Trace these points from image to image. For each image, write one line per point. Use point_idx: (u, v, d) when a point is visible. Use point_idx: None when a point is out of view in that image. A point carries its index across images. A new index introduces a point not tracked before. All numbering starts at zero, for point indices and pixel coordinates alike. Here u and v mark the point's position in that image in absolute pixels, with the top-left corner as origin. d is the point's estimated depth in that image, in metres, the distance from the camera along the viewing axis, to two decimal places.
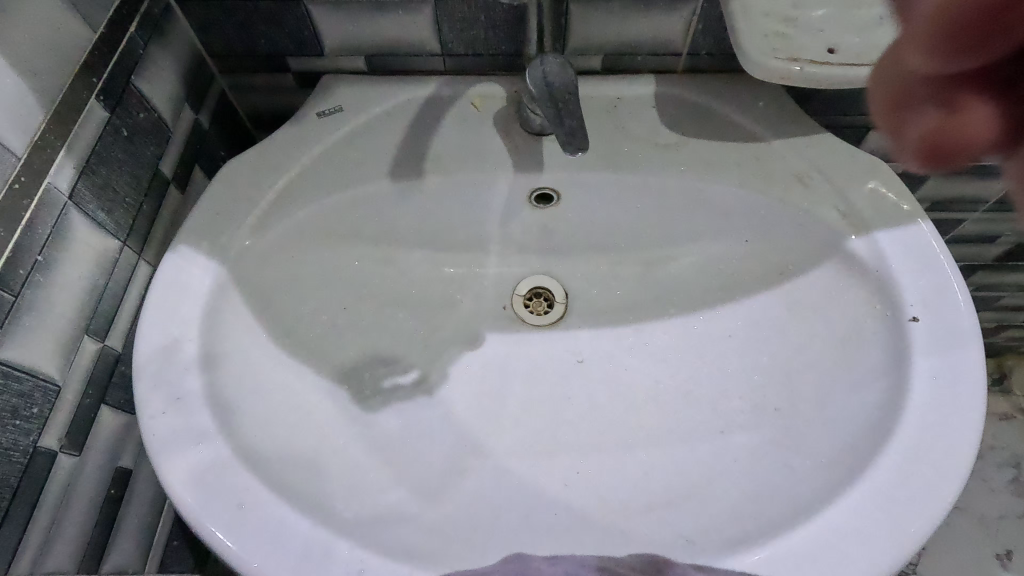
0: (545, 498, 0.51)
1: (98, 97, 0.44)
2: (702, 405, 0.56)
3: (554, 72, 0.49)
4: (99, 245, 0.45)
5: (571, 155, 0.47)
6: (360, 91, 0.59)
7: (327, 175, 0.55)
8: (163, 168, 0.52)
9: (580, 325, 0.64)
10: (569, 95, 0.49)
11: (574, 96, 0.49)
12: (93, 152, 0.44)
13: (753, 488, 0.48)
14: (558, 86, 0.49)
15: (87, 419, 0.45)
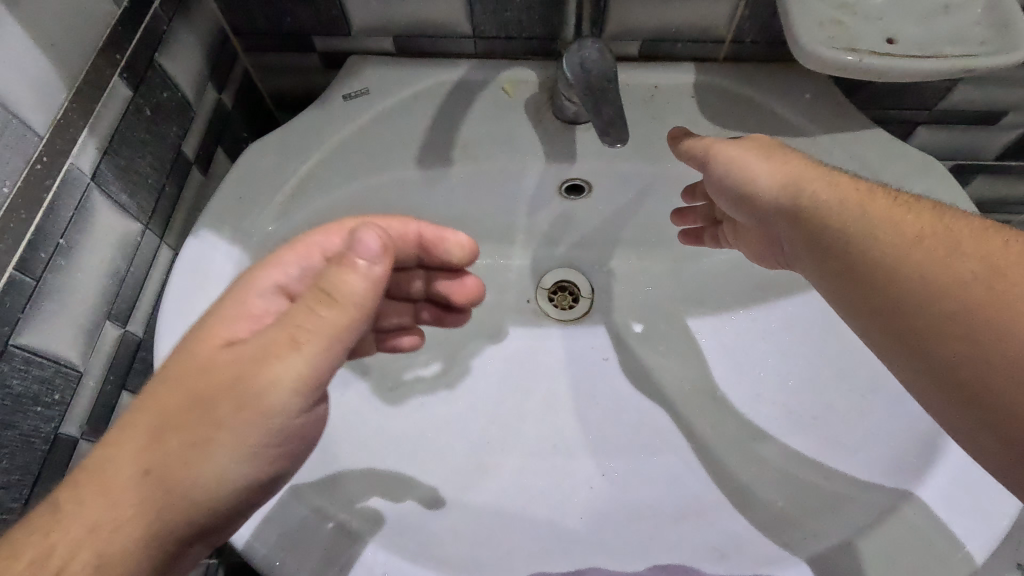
0: (570, 501, 0.50)
1: (121, 74, 0.43)
2: (732, 409, 0.54)
3: (592, 59, 0.46)
4: (122, 229, 0.44)
5: (610, 146, 0.45)
6: (387, 74, 0.57)
7: (352, 160, 0.54)
8: (185, 150, 0.51)
9: (606, 321, 0.62)
10: (609, 83, 0.46)
11: (613, 85, 0.46)
12: (116, 132, 0.42)
13: (789, 500, 0.47)
14: (596, 74, 0.46)
15: (108, 406, 0.44)
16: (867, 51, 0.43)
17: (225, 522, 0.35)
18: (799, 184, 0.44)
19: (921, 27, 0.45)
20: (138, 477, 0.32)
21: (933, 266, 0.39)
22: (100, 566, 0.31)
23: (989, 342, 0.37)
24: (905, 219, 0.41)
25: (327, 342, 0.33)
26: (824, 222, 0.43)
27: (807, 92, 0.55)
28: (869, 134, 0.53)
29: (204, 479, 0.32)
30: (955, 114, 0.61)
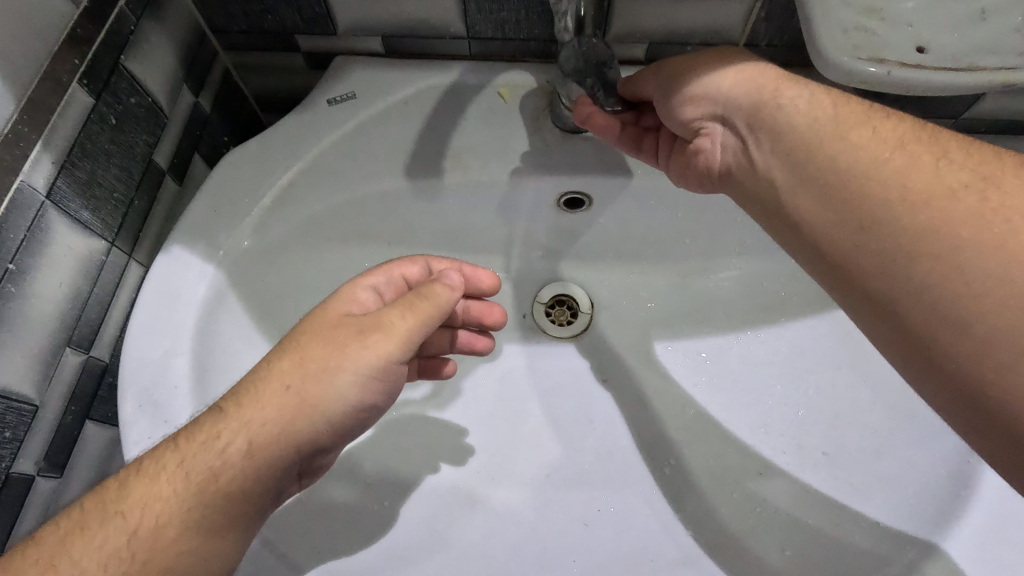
0: (562, 539, 0.47)
1: (81, 80, 0.39)
2: (738, 439, 0.51)
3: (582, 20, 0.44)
4: (83, 248, 0.41)
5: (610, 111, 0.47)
6: (376, 77, 0.53)
7: (335, 171, 0.50)
8: (157, 159, 0.47)
9: (605, 338, 0.59)
10: (608, 70, 0.45)
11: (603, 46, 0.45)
12: (76, 144, 0.39)
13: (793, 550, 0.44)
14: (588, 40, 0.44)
15: (70, 436, 0.43)
16: (895, 61, 0.39)
17: (333, 441, 0.38)
18: (770, 90, 0.41)
19: (954, 36, 0.41)
20: (282, 392, 0.35)
21: (912, 171, 0.35)
22: (250, 451, 0.34)
23: (956, 263, 0.33)
24: (884, 127, 0.38)
25: (429, 314, 0.38)
26: (786, 122, 0.40)
27: None
28: None
29: (332, 398, 0.36)
30: (983, 123, 0.57)
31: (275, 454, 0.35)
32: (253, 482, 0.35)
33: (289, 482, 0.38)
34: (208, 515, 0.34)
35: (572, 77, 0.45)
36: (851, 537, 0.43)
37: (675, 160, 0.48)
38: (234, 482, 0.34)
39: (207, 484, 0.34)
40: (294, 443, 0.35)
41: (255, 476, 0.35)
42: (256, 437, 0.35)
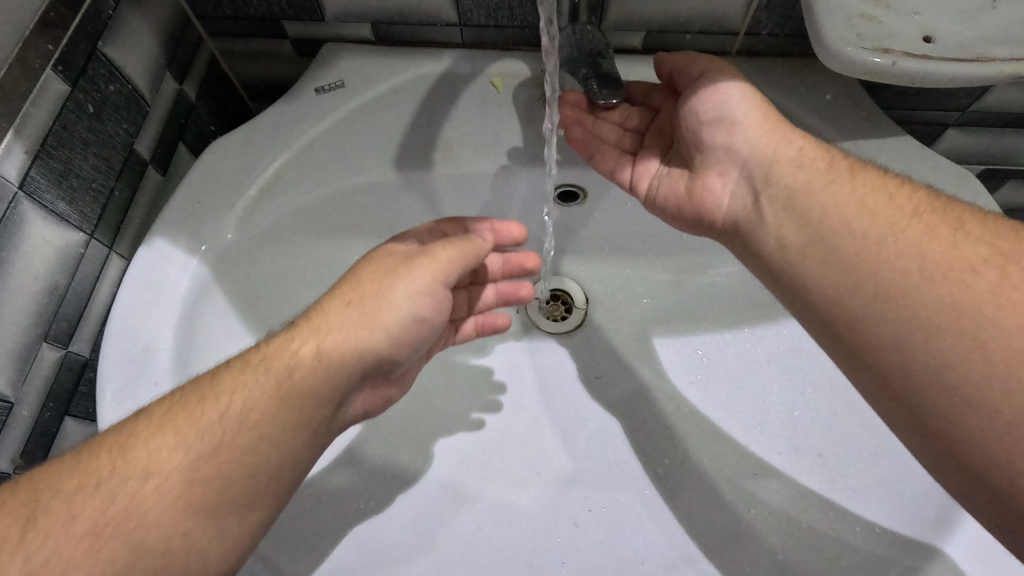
0: (553, 541, 0.46)
1: (55, 66, 0.38)
2: (733, 436, 0.50)
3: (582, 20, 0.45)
4: (60, 240, 0.40)
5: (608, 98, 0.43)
6: (365, 65, 0.52)
7: (323, 161, 0.49)
8: (139, 149, 0.46)
9: (600, 334, 0.58)
10: (603, 59, 0.44)
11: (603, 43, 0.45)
12: (51, 132, 0.38)
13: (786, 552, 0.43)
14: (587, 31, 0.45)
15: (48, 433, 0.43)
16: (899, 52, 0.37)
17: (391, 359, 0.41)
18: (790, 148, 0.42)
19: (962, 24, 0.39)
20: (353, 300, 0.39)
21: (928, 242, 0.36)
22: (316, 355, 0.37)
23: (978, 342, 0.32)
24: (902, 194, 0.39)
25: (473, 245, 0.44)
26: (804, 182, 0.41)
27: (829, 93, 0.49)
28: (899, 141, 0.47)
29: (397, 301, 0.40)
30: (992, 116, 0.55)
31: (345, 358, 0.38)
32: (324, 385, 0.38)
33: (350, 397, 0.40)
34: (285, 410, 0.36)
35: (566, 65, 0.44)
36: (847, 541, 0.42)
37: (672, 199, 0.47)
38: (304, 381, 0.37)
39: (284, 380, 0.36)
40: (362, 353, 0.39)
41: (327, 377, 0.38)
42: (328, 338, 0.38)
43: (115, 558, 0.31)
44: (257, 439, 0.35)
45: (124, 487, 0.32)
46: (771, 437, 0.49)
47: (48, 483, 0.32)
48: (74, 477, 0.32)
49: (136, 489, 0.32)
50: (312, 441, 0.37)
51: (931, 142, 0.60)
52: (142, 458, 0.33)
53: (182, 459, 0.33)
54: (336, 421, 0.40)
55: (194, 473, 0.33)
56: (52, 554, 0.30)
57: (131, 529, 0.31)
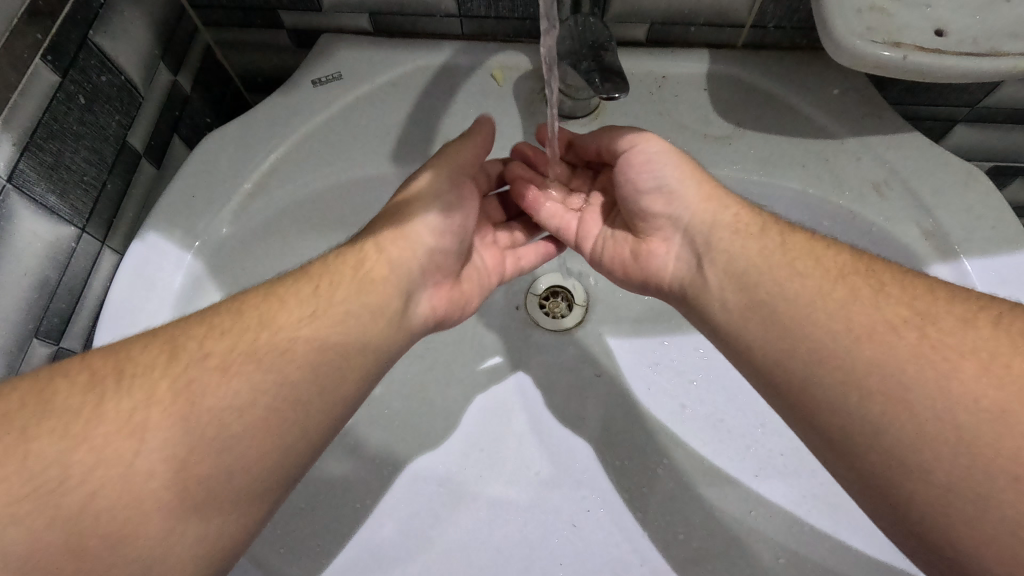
0: (549, 542, 0.48)
1: (45, 57, 0.37)
2: (736, 438, 0.51)
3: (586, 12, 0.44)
4: (51, 235, 0.39)
5: (610, 94, 0.40)
6: (364, 56, 0.51)
7: (319, 154, 0.48)
8: (132, 141, 0.45)
9: (600, 331, 0.57)
10: (606, 52, 0.42)
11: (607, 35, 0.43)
12: (41, 124, 0.37)
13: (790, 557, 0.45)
14: (590, 23, 0.43)
15: None
16: (910, 45, 0.36)
17: (443, 259, 0.47)
18: (728, 215, 0.43)
19: (977, 16, 0.38)
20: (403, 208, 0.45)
21: (852, 301, 0.36)
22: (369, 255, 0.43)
23: (940, 395, 0.31)
24: (829, 256, 0.39)
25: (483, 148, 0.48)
26: (742, 253, 0.41)
27: (836, 87, 0.48)
28: (908, 137, 0.46)
29: (445, 199, 0.46)
30: (1002, 112, 0.54)
31: (405, 250, 0.44)
32: (392, 273, 0.43)
33: (419, 292, 0.45)
34: (366, 292, 0.41)
35: (567, 59, 0.43)
36: None
37: (617, 260, 0.49)
38: (369, 274, 0.41)
39: (359, 268, 0.41)
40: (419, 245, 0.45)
41: (394, 266, 0.43)
42: (383, 235, 0.44)
43: (241, 391, 0.34)
44: (344, 314, 0.39)
45: (245, 336, 0.36)
46: (772, 437, 0.51)
47: (180, 330, 0.35)
48: (201, 328, 0.36)
49: (254, 338, 0.36)
50: (392, 325, 0.41)
51: (939, 138, 0.59)
52: (259, 317, 0.37)
53: (287, 319, 0.37)
54: (409, 317, 0.43)
55: (295, 335, 0.37)
56: (192, 381, 0.33)
57: (253, 369, 0.35)
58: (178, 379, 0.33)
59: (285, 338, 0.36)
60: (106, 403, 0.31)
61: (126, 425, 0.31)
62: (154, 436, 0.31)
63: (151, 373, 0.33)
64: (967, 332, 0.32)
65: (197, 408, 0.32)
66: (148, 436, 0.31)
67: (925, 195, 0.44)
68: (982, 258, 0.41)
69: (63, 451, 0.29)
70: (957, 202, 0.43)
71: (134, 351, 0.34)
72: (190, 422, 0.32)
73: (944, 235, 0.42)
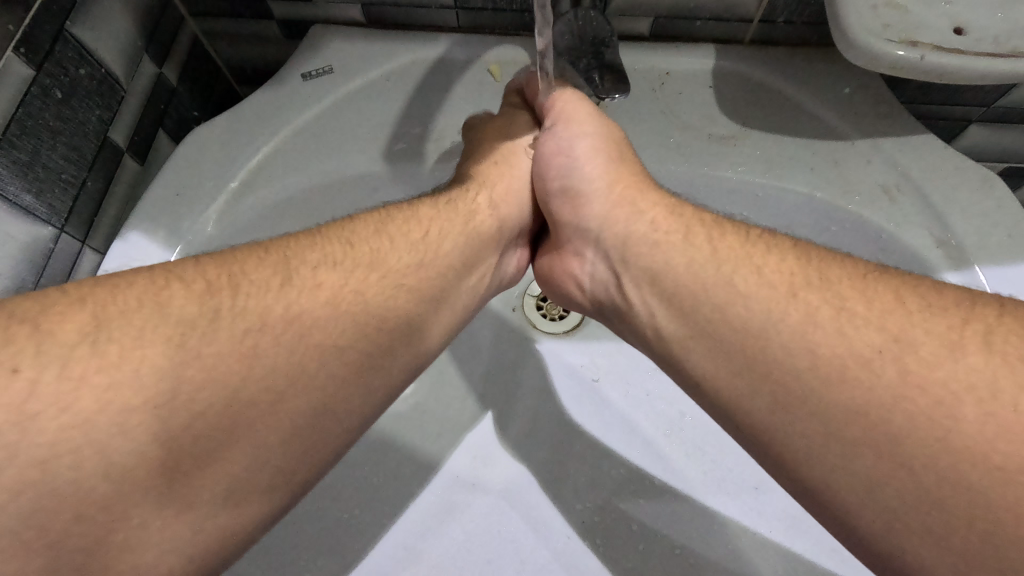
0: (539, 553, 0.49)
1: (17, 49, 0.35)
2: (734, 447, 0.50)
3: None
4: (25, 236, 0.37)
5: (622, 96, 0.40)
6: (356, 48, 0.49)
7: (308, 151, 0.47)
8: (113, 137, 0.43)
9: (599, 334, 0.56)
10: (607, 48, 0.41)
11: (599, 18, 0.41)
12: (14, 121, 0.35)
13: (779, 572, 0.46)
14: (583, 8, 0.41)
15: None
16: (927, 44, 0.34)
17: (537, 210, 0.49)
18: (640, 217, 0.40)
19: (999, 13, 0.36)
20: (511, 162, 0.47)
21: (794, 291, 0.32)
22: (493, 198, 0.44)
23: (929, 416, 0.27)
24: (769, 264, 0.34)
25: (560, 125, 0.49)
26: (680, 246, 0.38)
27: (847, 86, 0.46)
28: (922, 140, 0.44)
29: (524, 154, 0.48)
30: (1018, 113, 0.52)
31: (508, 204, 0.45)
32: (495, 228, 0.43)
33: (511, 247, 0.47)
34: (469, 242, 0.41)
35: (566, 57, 0.41)
36: None
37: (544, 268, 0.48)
38: (486, 224, 0.43)
39: (469, 219, 0.41)
40: (516, 200, 0.46)
41: (497, 220, 0.44)
42: (495, 188, 0.45)
43: (346, 329, 0.32)
44: (445, 269, 0.38)
45: (356, 272, 0.34)
46: None
47: (292, 251, 0.33)
48: (317, 254, 0.33)
49: (365, 277, 0.34)
50: (478, 278, 0.42)
51: (951, 138, 0.57)
52: (365, 254, 0.35)
53: (397, 262, 0.35)
54: (501, 270, 0.46)
55: (404, 279, 0.35)
56: (301, 311, 0.31)
57: (360, 308, 0.32)
58: (287, 312, 0.30)
59: (390, 282, 0.34)
60: (221, 320, 0.29)
61: (237, 346, 0.28)
62: (262, 361, 0.29)
63: (263, 294, 0.31)
64: (952, 362, 0.28)
65: (304, 341, 0.30)
66: (257, 361, 0.29)
67: (937, 201, 0.42)
68: (998, 268, 0.40)
69: (177, 364, 0.27)
70: (973, 208, 0.42)
71: (248, 269, 0.31)
72: (295, 353, 0.30)
73: (957, 243, 0.41)
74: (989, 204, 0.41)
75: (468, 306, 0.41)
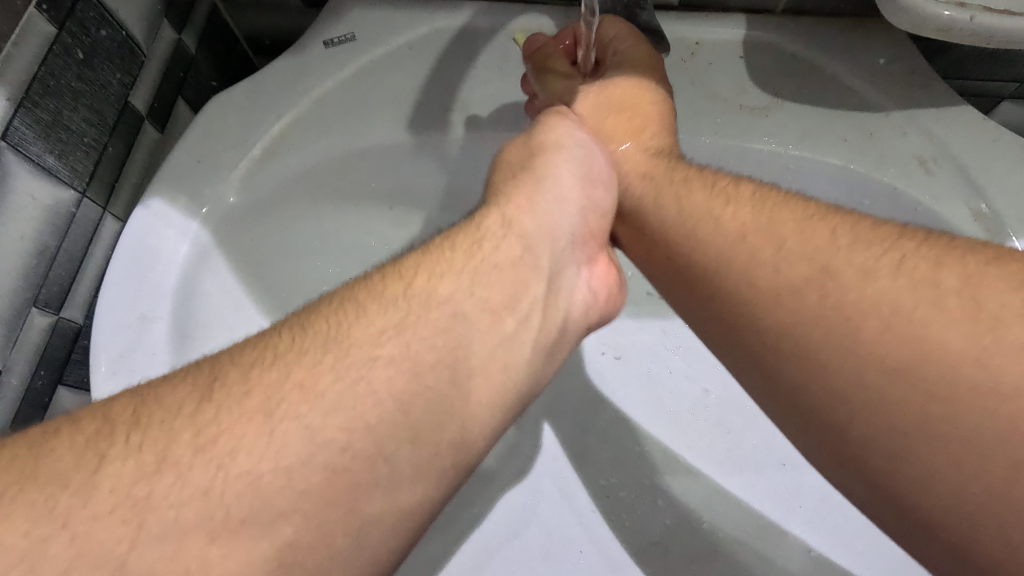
0: (566, 530, 0.49)
1: (39, 4, 0.34)
2: (760, 424, 0.50)
3: None
4: (48, 198, 0.37)
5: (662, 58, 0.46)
6: (379, 16, 0.48)
7: (331, 120, 0.46)
8: (133, 101, 0.43)
9: (621, 314, 0.54)
10: (643, 7, 0.45)
11: None
12: (36, 79, 0.35)
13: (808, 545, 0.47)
14: None
15: (40, 402, 0.40)
16: (979, 5, 0.33)
17: (588, 223, 0.39)
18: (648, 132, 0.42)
19: None
20: (532, 174, 0.38)
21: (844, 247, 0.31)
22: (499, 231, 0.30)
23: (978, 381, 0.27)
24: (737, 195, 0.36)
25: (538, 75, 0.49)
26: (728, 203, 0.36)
27: (883, 57, 0.45)
28: (959, 112, 0.43)
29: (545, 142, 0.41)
30: None
31: (541, 220, 0.35)
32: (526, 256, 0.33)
33: (564, 272, 0.36)
34: (486, 284, 0.31)
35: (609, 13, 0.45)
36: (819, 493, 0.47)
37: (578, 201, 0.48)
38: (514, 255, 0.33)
39: (489, 252, 0.32)
40: (552, 216, 0.36)
41: (523, 244, 0.34)
42: (510, 204, 0.35)
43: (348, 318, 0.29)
44: (450, 316, 0.29)
45: (303, 361, 0.26)
46: None
47: None
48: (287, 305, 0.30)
49: (316, 362, 0.26)
50: (520, 326, 0.32)
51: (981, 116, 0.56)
52: (331, 313, 0.28)
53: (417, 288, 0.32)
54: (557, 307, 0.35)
55: None
56: (224, 434, 0.23)
57: (311, 411, 0.24)
58: (203, 437, 0.23)
59: (359, 363, 0.26)
60: (101, 468, 0.22)
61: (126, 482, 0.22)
62: (160, 520, 0.21)
63: None
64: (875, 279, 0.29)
65: (227, 477, 0.23)
66: (151, 520, 0.21)
67: (975, 175, 0.41)
68: None
69: None
70: (1013, 179, 0.41)
71: (166, 392, 0.24)
72: None
73: (995, 216, 0.40)
74: None
75: (518, 362, 0.31)
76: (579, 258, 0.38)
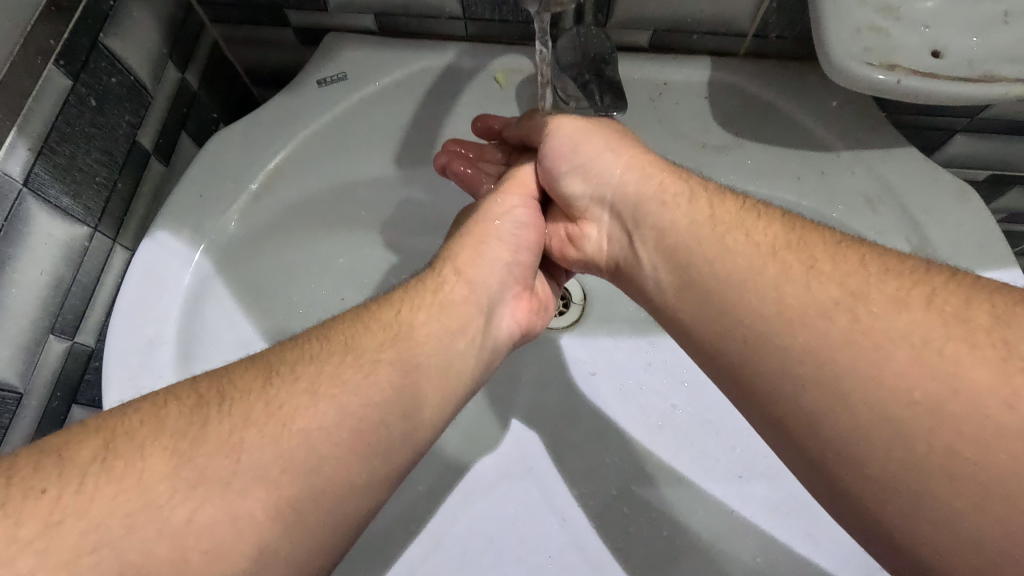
0: (539, 533, 0.50)
1: (56, 61, 0.38)
2: (722, 438, 0.53)
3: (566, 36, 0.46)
4: (64, 235, 0.40)
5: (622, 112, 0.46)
6: (370, 57, 0.51)
7: (323, 154, 0.49)
8: (141, 140, 0.46)
9: (597, 331, 0.59)
10: (606, 64, 0.46)
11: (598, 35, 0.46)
12: (54, 128, 0.38)
13: (766, 558, 0.48)
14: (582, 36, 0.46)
15: (56, 421, 0.44)
16: (907, 68, 0.37)
17: (520, 267, 0.47)
18: (648, 186, 0.43)
19: (975, 37, 0.38)
20: (478, 232, 0.46)
21: (781, 289, 0.35)
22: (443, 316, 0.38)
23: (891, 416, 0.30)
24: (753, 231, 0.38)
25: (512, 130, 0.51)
26: (678, 243, 0.40)
27: (835, 99, 0.49)
28: (903, 153, 0.47)
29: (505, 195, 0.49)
30: (1000, 124, 0.54)
31: (482, 270, 0.44)
32: (469, 293, 0.42)
33: (500, 308, 0.44)
34: (443, 317, 0.39)
35: (569, 71, 0.46)
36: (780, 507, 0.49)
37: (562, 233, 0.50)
38: (458, 293, 0.41)
39: (440, 290, 0.41)
40: (494, 265, 0.45)
41: (468, 285, 0.42)
42: (459, 256, 0.44)
43: None
44: (426, 338, 0.37)
45: (334, 359, 0.34)
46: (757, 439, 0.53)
47: None
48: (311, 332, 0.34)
49: (342, 361, 0.34)
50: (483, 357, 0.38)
51: (936, 148, 0.59)
52: None
53: None
54: (492, 335, 0.43)
55: None
56: (284, 404, 0.31)
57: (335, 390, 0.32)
58: (271, 404, 0.31)
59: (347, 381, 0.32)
60: (209, 424, 0.29)
61: (221, 437, 0.29)
62: (250, 454, 0.29)
63: None
64: (893, 311, 0.31)
65: (290, 430, 0.30)
66: (244, 454, 0.29)
67: (914, 212, 0.45)
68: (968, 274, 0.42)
69: None
70: (948, 218, 0.44)
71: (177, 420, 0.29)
72: (267, 437, 0.30)
73: (932, 251, 0.43)
74: (959, 217, 0.44)
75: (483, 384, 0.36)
76: (512, 298, 0.46)
